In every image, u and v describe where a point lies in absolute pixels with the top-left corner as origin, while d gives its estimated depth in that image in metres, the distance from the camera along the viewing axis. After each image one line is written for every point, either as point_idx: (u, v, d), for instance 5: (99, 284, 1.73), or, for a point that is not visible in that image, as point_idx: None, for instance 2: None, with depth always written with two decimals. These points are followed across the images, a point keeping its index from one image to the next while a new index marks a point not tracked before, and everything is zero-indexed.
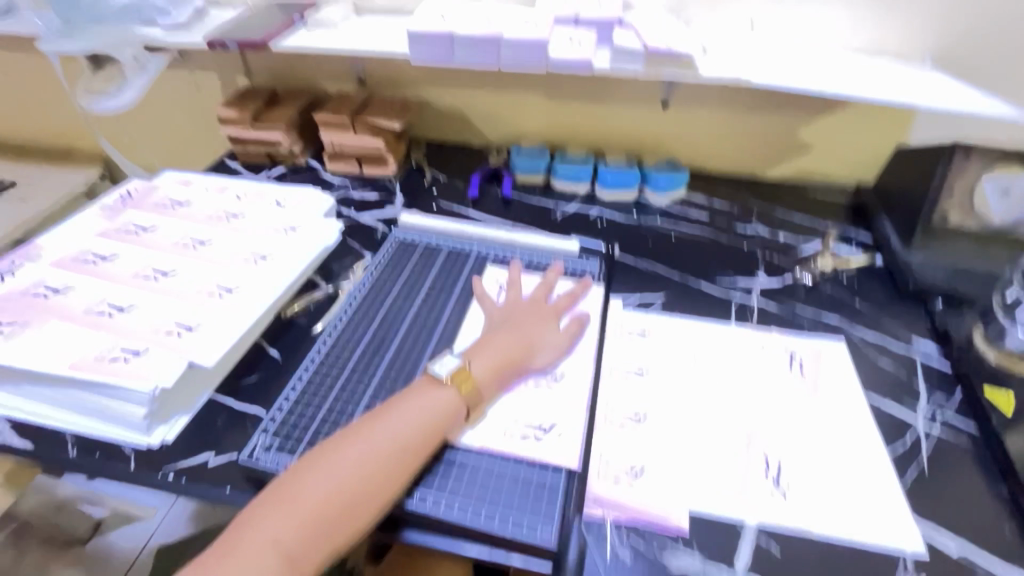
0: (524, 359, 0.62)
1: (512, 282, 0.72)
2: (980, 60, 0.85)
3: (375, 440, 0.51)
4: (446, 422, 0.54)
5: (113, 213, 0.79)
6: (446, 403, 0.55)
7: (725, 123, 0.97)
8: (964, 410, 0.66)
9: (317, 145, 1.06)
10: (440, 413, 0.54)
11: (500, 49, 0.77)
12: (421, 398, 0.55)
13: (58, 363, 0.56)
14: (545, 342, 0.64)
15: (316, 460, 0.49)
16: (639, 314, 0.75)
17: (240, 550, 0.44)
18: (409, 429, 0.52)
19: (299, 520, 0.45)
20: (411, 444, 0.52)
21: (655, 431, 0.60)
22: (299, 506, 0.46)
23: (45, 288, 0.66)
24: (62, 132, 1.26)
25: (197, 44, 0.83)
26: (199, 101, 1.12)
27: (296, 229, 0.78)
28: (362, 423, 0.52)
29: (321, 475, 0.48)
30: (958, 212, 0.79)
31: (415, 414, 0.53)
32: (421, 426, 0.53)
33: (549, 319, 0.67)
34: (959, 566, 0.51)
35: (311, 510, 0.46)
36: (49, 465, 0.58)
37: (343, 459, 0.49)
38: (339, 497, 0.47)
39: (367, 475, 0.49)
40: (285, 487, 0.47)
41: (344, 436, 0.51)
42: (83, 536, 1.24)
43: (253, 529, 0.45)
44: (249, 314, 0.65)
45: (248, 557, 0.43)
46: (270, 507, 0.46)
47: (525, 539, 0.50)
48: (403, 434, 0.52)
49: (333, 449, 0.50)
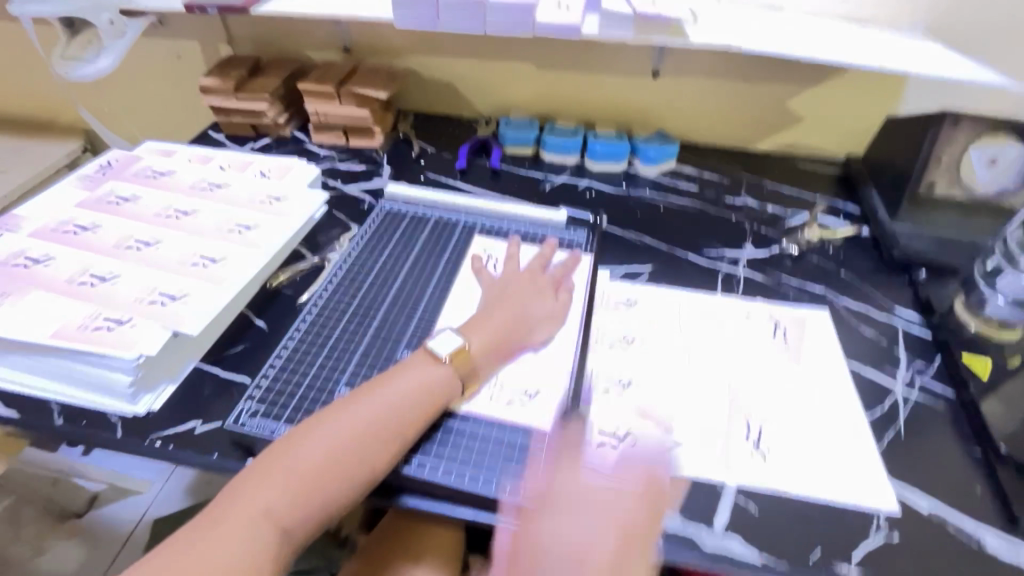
0: (520, 336, 0.63)
1: (512, 256, 0.72)
2: (973, 28, 0.84)
3: (368, 416, 0.51)
4: (439, 400, 0.55)
5: (94, 183, 0.78)
6: (440, 381, 0.56)
7: (716, 92, 0.96)
8: (943, 376, 0.67)
9: (302, 116, 1.04)
10: (432, 390, 0.55)
11: (487, 14, 0.75)
12: (413, 375, 0.55)
13: (40, 332, 0.56)
14: (541, 316, 0.65)
15: (308, 432, 0.49)
16: (626, 284, 0.75)
17: (232, 516, 0.44)
18: (403, 404, 0.53)
19: (292, 491, 0.46)
20: (404, 421, 0.52)
21: (638, 401, 0.60)
22: (291, 477, 0.46)
23: (25, 258, 0.65)
24: (40, 102, 1.22)
25: (174, 9, 0.81)
26: (181, 71, 1.10)
27: (282, 199, 0.77)
28: (354, 397, 0.53)
29: (314, 447, 0.48)
30: (944, 180, 0.79)
31: (409, 391, 0.54)
32: (415, 402, 0.53)
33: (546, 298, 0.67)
34: (930, 523, 0.53)
35: (304, 482, 0.47)
36: (36, 434, 0.58)
37: (335, 433, 0.49)
38: (331, 470, 0.48)
39: (360, 449, 0.49)
40: (278, 456, 0.48)
41: (335, 411, 0.51)
42: (80, 509, 1.26)
43: (245, 496, 0.45)
44: (233, 284, 0.64)
45: (240, 524, 0.44)
46: (261, 477, 0.46)
47: (508, 499, 0.52)
48: (395, 411, 0.52)
49: (325, 422, 0.50)
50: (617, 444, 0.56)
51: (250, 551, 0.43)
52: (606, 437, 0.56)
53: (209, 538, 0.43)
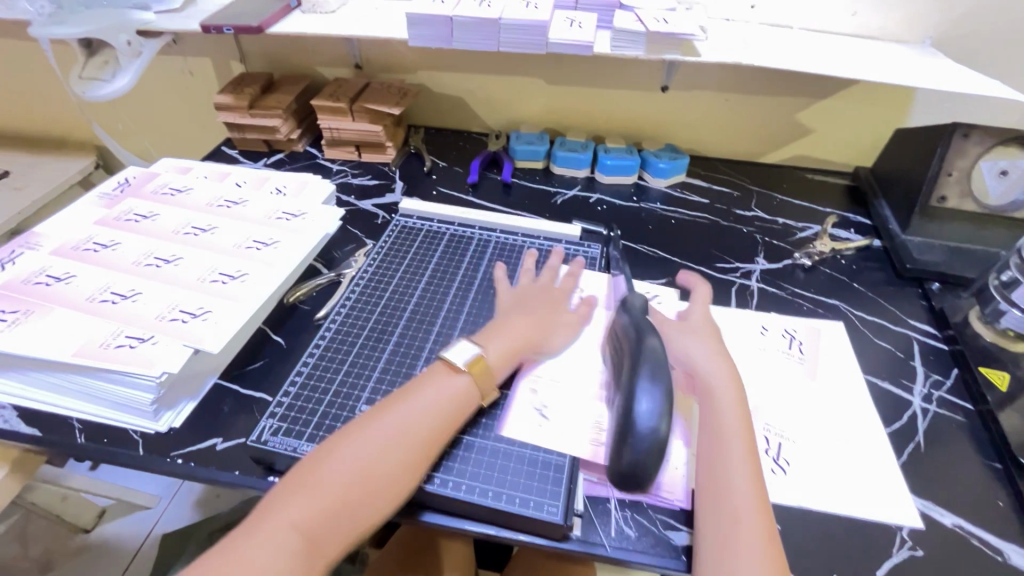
0: (538, 343, 0.62)
1: (526, 269, 0.73)
2: (980, 42, 0.85)
3: (396, 427, 0.51)
4: (465, 411, 0.55)
5: (112, 200, 0.78)
6: (464, 391, 0.55)
7: (725, 106, 0.97)
8: (960, 389, 0.67)
9: (315, 132, 1.05)
10: (460, 401, 0.55)
11: (500, 33, 0.76)
12: (440, 385, 0.55)
13: (63, 350, 0.57)
14: (557, 323, 0.65)
15: (337, 445, 0.49)
16: (642, 285, 0.77)
17: (262, 532, 0.44)
18: (424, 414, 0.52)
19: (320, 504, 0.46)
20: (433, 432, 0.52)
21: None
22: (319, 490, 0.46)
23: (46, 276, 0.65)
24: (55, 119, 1.24)
25: (192, 29, 0.83)
26: (195, 89, 1.11)
27: (297, 215, 0.78)
28: (385, 407, 0.53)
29: (343, 460, 0.48)
30: (955, 193, 0.80)
31: (438, 402, 0.53)
32: (439, 410, 0.53)
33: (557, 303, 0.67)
34: (954, 538, 0.53)
35: (334, 495, 0.46)
36: (57, 452, 0.58)
37: (361, 444, 0.49)
38: (360, 481, 0.47)
39: (391, 460, 0.49)
40: (306, 472, 0.48)
41: (365, 422, 0.51)
42: (88, 525, 1.25)
43: (276, 512, 0.45)
44: (253, 300, 0.64)
45: (269, 539, 0.44)
46: (292, 491, 0.46)
47: (532, 516, 0.51)
48: (426, 422, 0.52)
49: (348, 437, 0.50)
50: None
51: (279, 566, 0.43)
52: None
53: (239, 556, 0.43)
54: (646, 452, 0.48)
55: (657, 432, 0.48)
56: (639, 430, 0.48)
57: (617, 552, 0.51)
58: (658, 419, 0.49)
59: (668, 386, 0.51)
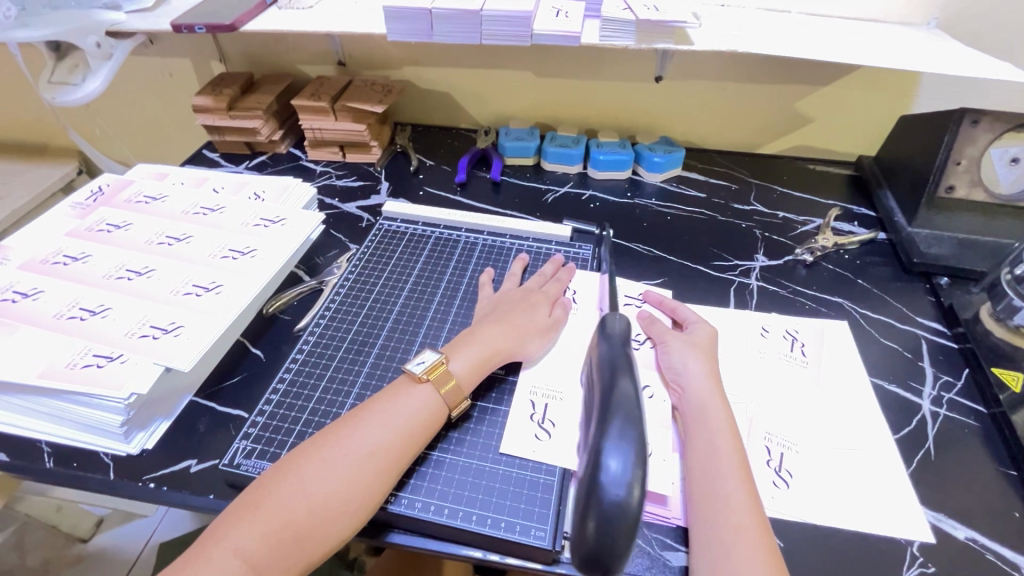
0: (517, 350, 0.60)
1: (513, 274, 0.70)
2: (990, 23, 0.81)
3: (352, 445, 0.48)
4: (427, 429, 0.52)
5: (85, 210, 0.76)
6: (428, 408, 0.52)
7: (722, 96, 0.93)
8: (971, 390, 0.63)
9: (297, 132, 1.02)
10: (420, 419, 0.51)
11: (482, 24, 0.73)
12: (398, 403, 0.52)
13: (28, 372, 0.54)
14: (535, 329, 0.62)
15: (290, 466, 0.47)
16: (633, 283, 0.74)
17: (205, 558, 0.42)
18: (385, 432, 0.49)
19: (266, 529, 0.43)
20: (388, 451, 0.49)
21: (653, 411, 0.57)
22: (265, 514, 0.44)
23: (13, 292, 0.63)
24: (35, 125, 1.21)
25: (163, 29, 0.79)
26: (175, 90, 1.08)
27: (275, 221, 0.75)
28: (339, 425, 0.50)
29: (293, 481, 0.46)
30: (964, 183, 0.76)
31: (395, 419, 0.50)
32: (399, 427, 0.50)
33: (536, 307, 0.64)
34: (968, 554, 0.50)
35: (280, 519, 0.44)
36: (25, 477, 0.55)
37: (316, 465, 0.47)
38: (309, 505, 0.45)
39: (343, 482, 0.46)
40: (255, 494, 0.46)
41: (319, 440, 0.49)
42: (85, 534, 1.24)
43: (220, 536, 0.43)
44: (227, 313, 0.62)
45: (211, 567, 0.41)
46: (238, 515, 0.44)
47: (519, 541, 0.48)
48: (381, 440, 0.49)
49: (304, 456, 0.48)
50: None
51: None
52: None
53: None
54: (613, 528, 0.40)
55: (626, 503, 0.40)
56: (605, 497, 0.40)
57: None
58: (630, 485, 0.41)
59: (640, 444, 0.43)
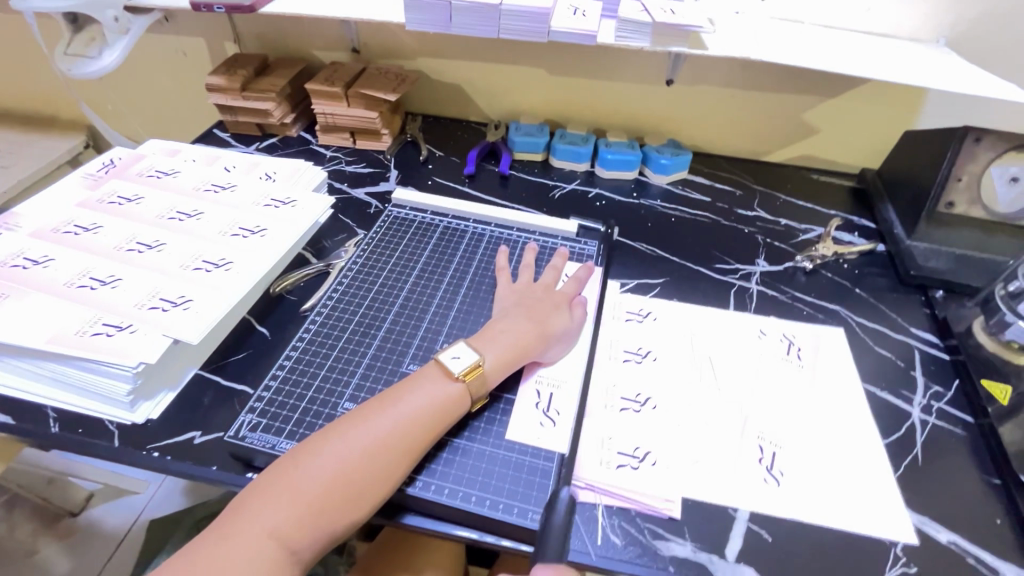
0: (537, 351, 0.60)
1: (527, 265, 0.70)
2: (996, 44, 0.83)
3: (379, 430, 0.49)
4: (449, 419, 0.53)
5: (96, 181, 0.76)
6: (452, 398, 0.53)
7: (731, 103, 0.94)
8: (961, 400, 0.65)
9: (309, 116, 1.02)
10: (448, 408, 0.53)
11: (501, 19, 0.73)
12: (428, 391, 0.53)
13: (37, 336, 0.55)
14: (554, 327, 0.63)
15: (316, 446, 0.48)
16: (637, 297, 0.74)
17: (235, 537, 0.43)
18: (417, 419, 0.51)
19: (297, 508, 0.45)
20: (416, 437, 0.50)
21: (655, 423, 0.59)
22: (296, 495, 0.45)
23: (24, 259, 0.63)
24: (45, 97, 1.21)
25: (183, 6, 0.80)
26: (187, 68, 1.08)
27: (286, 203, 0.76)
28: (367, 409, 0.51)
29: (321, 462, 0.47)
30: (964, 199, 0.78)
31: (421, 408, 0.51)
32: (427, 416, 0.51)
33: (554, 307, 0.64)
34: (950, 555, 0.51)
35: (310, 502, 0.45)
36: (31, 441, 0.56)
37: (344, 447, 0.48)
38: (339, 487, 0.46)
39: (371, 465, 0.47)
40: (283, 472, 0.46)
41: (348, 422, 0.50)
42: (75, 508, 1.23)
43: (249, 515, 0.44)
44: (236, 290, 0.63)
45: (243, 545, 0.43)
46: (266, 494, 0.45)
47: (515, 522, 0.49)
48: (409, 426, 0.50)
49: (333, 436, 0.48)
50: (637, 465, 0.55)
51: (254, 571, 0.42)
52: (627, 457, 0.56)
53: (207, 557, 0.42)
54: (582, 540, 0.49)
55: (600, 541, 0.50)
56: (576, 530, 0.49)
57: (602, 561, 0.49)
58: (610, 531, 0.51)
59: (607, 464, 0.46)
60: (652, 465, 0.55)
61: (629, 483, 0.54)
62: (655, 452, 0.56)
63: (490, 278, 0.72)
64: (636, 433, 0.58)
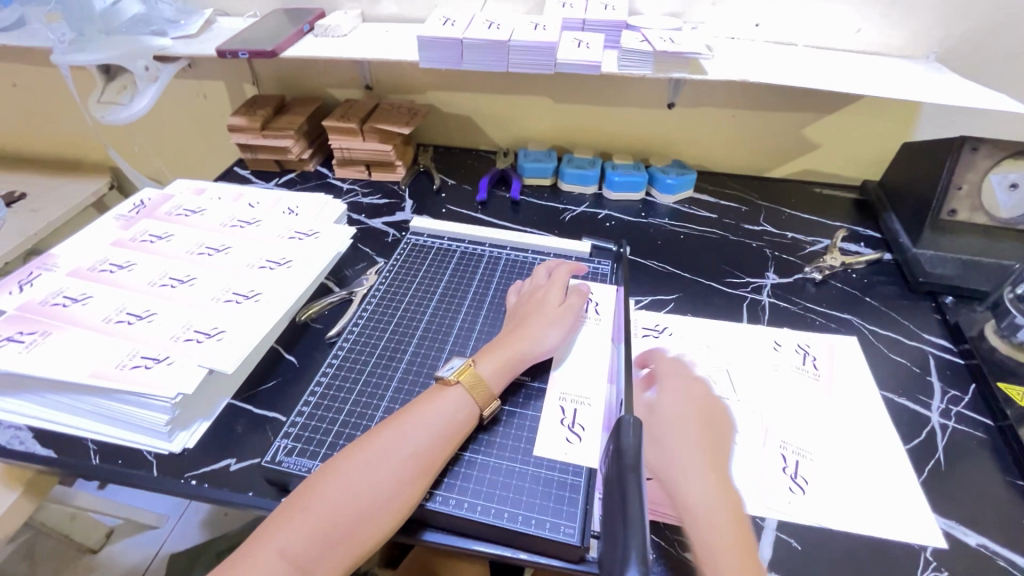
0: (536, 353, 0.62)
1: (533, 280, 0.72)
2: (985, 57, 0.86)
3: (389, 447, 0.51)
4: (458, 430, 0.54)
5: (128, 221, 0.80)
6: (457, 409, 0.55)
7: (731, 123, 0.98)
8: (978, 403, 0.66)
9: (325, 151, 1.07)
10: (454, 418, 0.54)
11: (510, 54, 0.78)
12: (433, 405, 0.54)
13: (80, 371, 0.57)
14: (551, 325, 0.64)
15: (329, 470, 0.50)
16: (652, 313, 0.76)
17: (252, 559, 0.44)
18: (425, 433, 0.52)
19: (311, 529, 0.46)
20: (424, 451, 0.51)
21: None
22: (309, 516, 0.46)
23: (64, 297, 0.66)
24: (72, 142, 1.27)
25: (208, 54, 0.84)
26: (208, 110, 1.13)
27: (309, 235, 0.79)
28: (376, 429, 0.53)
29: (335, 484, 0.48)
30: (966, 207, 0.79)
31: (427, 423, 0.53)
32: (434, 430, 0.53)
33: (567, 323, 0.66)
34: (980, 559, 0.52)
35: (323, 521, 0.46)
36: (72, 474, 0.58)
37: (357, 466, 0.49)
38: (351, 505, 0.47)
39: (381, 481, 0.49)
40: (299, 497, 0.48)
41: (359, 443, 0.52)
42: (96, 545, 1.24)
43: (265, 539, 0.45)
44: (266, 321, 0.65)
45: (259, 567, 0.44)
46: (283, 518, 0.47)
47: (548, 537, 0.50)
48: (416, 440, 0.52)
49: (346, 457, 0.50)
50: None
51: None
52: None
53: None
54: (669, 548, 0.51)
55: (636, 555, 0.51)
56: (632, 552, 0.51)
57: None
58: None
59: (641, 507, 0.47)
60: None
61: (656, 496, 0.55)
62: None
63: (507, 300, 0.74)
64: None
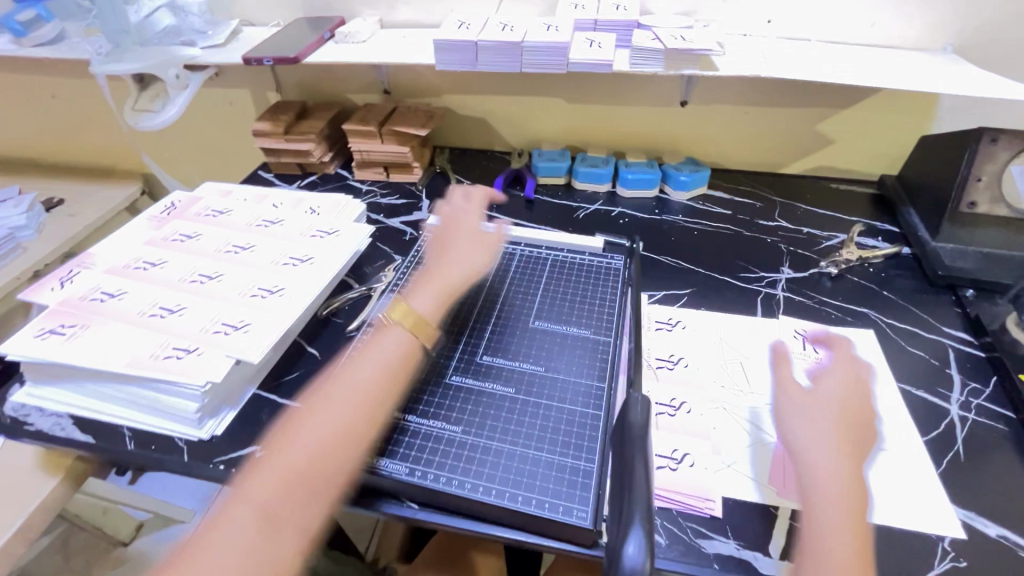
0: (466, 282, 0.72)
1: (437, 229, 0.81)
2: (1003, 47, 0.85)
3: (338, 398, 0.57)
4: (400, 368, 0.61)
5: (160, 222, 0.84)
6: (401, 345, 0.62)
7: (745, 119, 0.98)
8: (999, 395, 0.65)
9: (345, 154, 1.10)
10: (397, 356, 0.62)
11: (523, 55, 0.80)
12: (374, 350, 0.62)
13: (117, 361, 0.60)
14: (471, 258, 0.75)
15: (289, 432, 0.56)
16: (665, 308, 0.76)
17: (230, 518, 0.49)
18: (367, 377, 0.59)
19: (277, 483, 0.51)
20: (372, 390, 0.58)
21: (691, 425, 0.61)
22: (274, 471, 0.52)
23: (101, 293, 0.70)
24: (107, 150, 1.33)
25: (234, 62, 0.88)
26: (234, 116, 1.18)
27: (329, 233, 0.81)
28: (329, 385, 0.59)
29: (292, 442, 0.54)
30: (986, 199, 0.78)
31: (373, 372, 0.60)
32: (379, 372, 0.60)
33: (488, 247, 0.78)
34: (1000, 550, 0.51)
35: (286, 473, 0.52)
36: (108, 459, 0.61)
37: (310, 423, 0.55)
38: (310, 458, 0.53)
39: (334, 429, 0.55)
40: (264, 459, 0.53)
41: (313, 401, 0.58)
42: (126, 538, 1.28)
43: (239, 499, 0.50)
44: (290, 314, 0.68)
45: (235, 523, 0.49)
46: (250, 479, 0.52)
47: (561, 520, 0.51)
48: (363, 384, 0.58)
49: (301, 419, 0.56)
50: (675, 466, 0.57)
51: (249, 546, 0.48)
52: (665, 459, 0.58)
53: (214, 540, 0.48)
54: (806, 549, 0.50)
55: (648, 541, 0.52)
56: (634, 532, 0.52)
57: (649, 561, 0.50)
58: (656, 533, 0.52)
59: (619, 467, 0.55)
60: (691, 467, 0.57)
61: (668, 483, 0.56)
62: (693, 454, 0.58)
63: (519, 294, 0.75)
64: (675, 437, 0.60)
